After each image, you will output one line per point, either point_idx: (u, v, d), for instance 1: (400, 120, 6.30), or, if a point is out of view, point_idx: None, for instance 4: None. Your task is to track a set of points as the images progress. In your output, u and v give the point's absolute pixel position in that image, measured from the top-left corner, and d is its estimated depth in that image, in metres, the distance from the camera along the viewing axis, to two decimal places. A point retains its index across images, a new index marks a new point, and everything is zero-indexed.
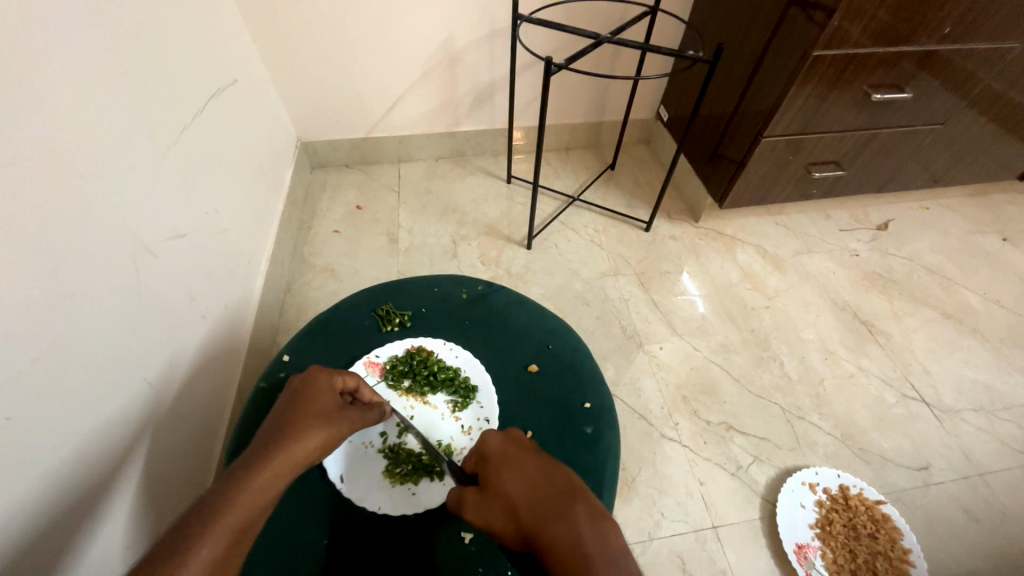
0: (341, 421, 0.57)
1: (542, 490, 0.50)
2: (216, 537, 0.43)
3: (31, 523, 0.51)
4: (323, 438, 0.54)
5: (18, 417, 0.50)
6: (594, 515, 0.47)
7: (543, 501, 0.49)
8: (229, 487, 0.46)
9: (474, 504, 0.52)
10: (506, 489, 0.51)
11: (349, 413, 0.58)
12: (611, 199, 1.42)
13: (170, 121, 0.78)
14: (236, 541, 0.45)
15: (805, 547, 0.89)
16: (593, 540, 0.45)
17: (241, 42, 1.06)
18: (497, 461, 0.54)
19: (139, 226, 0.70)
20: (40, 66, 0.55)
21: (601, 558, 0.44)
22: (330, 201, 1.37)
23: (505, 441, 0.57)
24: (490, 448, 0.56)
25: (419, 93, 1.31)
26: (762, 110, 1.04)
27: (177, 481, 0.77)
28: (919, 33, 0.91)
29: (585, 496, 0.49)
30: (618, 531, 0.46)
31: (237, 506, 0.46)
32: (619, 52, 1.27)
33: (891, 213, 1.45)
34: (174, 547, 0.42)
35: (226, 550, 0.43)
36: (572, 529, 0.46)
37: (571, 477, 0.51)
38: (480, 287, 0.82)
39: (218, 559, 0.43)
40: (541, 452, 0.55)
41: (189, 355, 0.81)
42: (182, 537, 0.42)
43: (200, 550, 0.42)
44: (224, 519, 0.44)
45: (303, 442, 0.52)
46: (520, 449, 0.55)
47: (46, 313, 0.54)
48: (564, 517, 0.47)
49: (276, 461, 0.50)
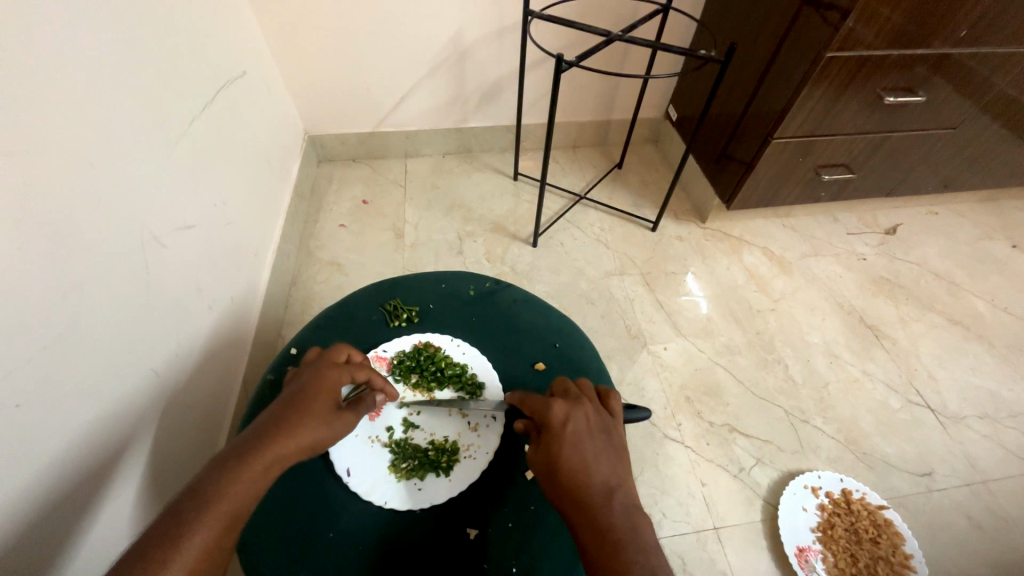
0: (337, 424, 0.55)
1: (589, 473, 0.52)
2: (206, 528, 0.44)
3: (35, 513, 0.51)
4: (313, 438, 0.53)
5: (28, 405, 0.50)
6: (632, 512, 0.50)
7: (590, 483, 0.51)
8: (221, 476, 0.47)
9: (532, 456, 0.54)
10: (558, 462, 0.52)
11: (348, 415, 0.57)
12: (618, 198, 1.41)
13: (179, 111, 0.77)
14: (227, 529, 0.45)
15: (806, 550, 0.89)
16: (627, 533, 0.48)
17: (251, 34, 1.06)
18: (558, 427, 0.54)
19: (147, 217, 0.69)
20: (49, 55, 0.55)
21: (634, 549, 0.47)
22: (337, 195, 1.37)
23: (570, 408, 0.56)
24: (553, 413, 0.55)
25: (427, 87, 1.30)
26: (772, 112, 1.04)
27: (181, 471, 0.77)
28: (933, 36, 0.90)
29: (626, 492, 0.51)
30: (651, 528, 0.49)
31: (230, 496, 0.46)
32: (628, 50, 1.26)
33: (899, 218, 1.45)
34: (169, 535, 0.43)
35: (217, 538, 0.44)
36: (610, 519, 0.49)
37: (621, 467, 0.53)
38: (488, 284, 0.81)
39: (212, 546, 0.44)
40: (603, 427, 0.55)
41: (196, 346, 0.81)
42: (175, 526, 0.43)
43: (191, 538, 0.43)
44: (215, 507, 0.45)
45: (294, 435, 0.51)
46: (582, 422, 0.55)
47: (55, 302, 0.54)
48: (604, 507, 0.49)
49: (265, 452, 0.49)
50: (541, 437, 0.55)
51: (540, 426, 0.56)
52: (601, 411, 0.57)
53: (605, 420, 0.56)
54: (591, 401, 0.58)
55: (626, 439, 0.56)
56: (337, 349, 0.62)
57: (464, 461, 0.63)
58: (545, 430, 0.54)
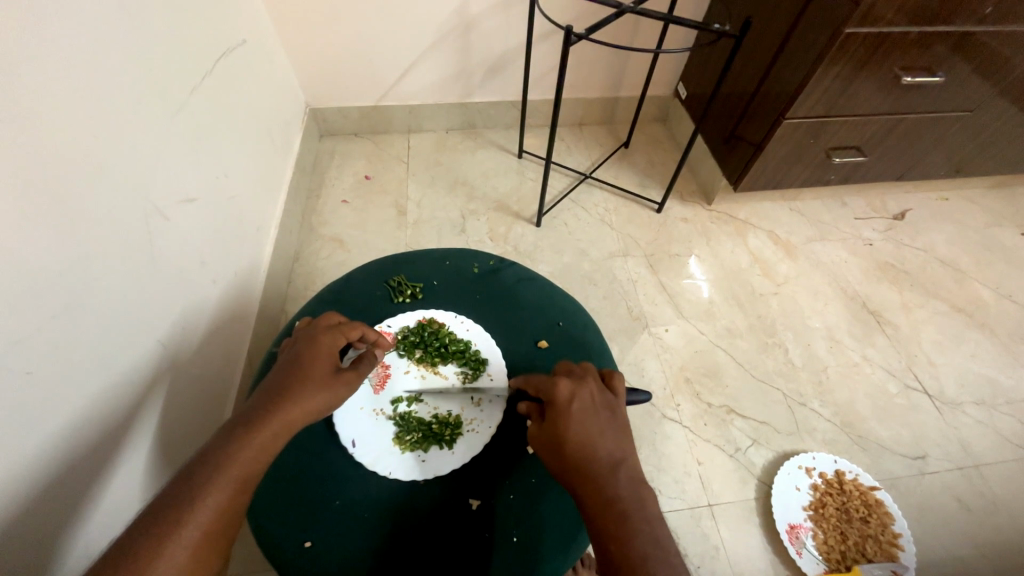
0: (337, 384, 0.56)
1: (595, 448, 0.52)
2: (219, 489, 0.45)
3: (47, 478, 0.52)
4: (321, 401, 0.54)
5: (38, 372, 0.51)
6: (636, 483, 0.51)
7: (595, 457, 0.52)
8: (230, 442, 0.48)
9: (538, 432, 0.55)
10: (563, 438, 0.53)
11: (349, 374, 0.57)
12: (624, 177, 1.39)
13: (180, 82, 0.76)
14: (238, 492, 0.47)
15: (797, 527, 0.91)
16: (632, 503, 0.49)
17: (252, 1, 1.03)
18: (563, 405, 0.55)
19: (150, 188, 0.69)
20: (49, 24, 0.53)
21: (639, 518, 0.48)
22: (339, 170, 1.35)
23: (575, 386, 0.57)
24: (558, 390, 0.56)
25: (431, 60, 1.27)
26: (785, 90, 1.01)
27: (189, 439, 0.79)
28: (956, 14, 0.87)
29: (631, 464, 0.52)
30: (655, 498, 0.50)
31: (241, 459, 0.47)
32: (639, 23, 1.22)
33: (908, 203, 1.43)
34: (181, 498, 0.44)
35: (229, 501, 0.46)
36: (616, 491, 0.50)
37: (625, 441, 0.54)
38: (492, 262, 0.81)
39: (224, 508, 0.45)
40: (607, 403, 0.56)
41: (201, 319, 0.82)
42: (188, 487, 0.45)
43: (204, 499, 0.44)
44: (225, 472, 0.46)
45: (295, 401, 0.52)
46: (587, 399, 0.56)
47: (60, 273, 0.54)
48: (609, 479, 0.50)
49: (273, 419, 0.51)
50: (546, 414, 0.56)
51: (545, 403, 0.57)
52: (605, 389, 0.58)
53: (608, 397, 0.57)
54: (595, 379, 0.59)
55: (629, 416, 0.56)
56: (326, 314, 0.62)
57: (467, 435, 0.64)
58: (550, 407, 0.55)
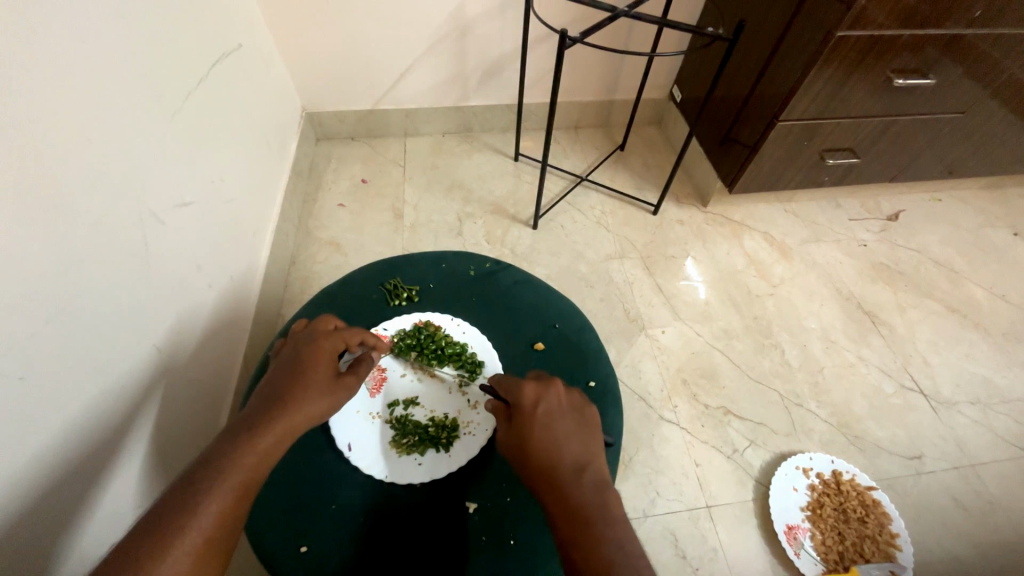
0: (340, 390, 0.56)
1: (561, 451, 0.53)
2: (221, 495, 0.45)
3: (42, 485, 0.52)
4: (322, 406, 0.55)
5: (31, 378, 0.50)
6: (601, 485, 0.51)
7: (560, 460, 0.52)
8: (232, 447, 0.48)
9: (503, 437, 0.55)
10: (529, 441, 0.53)
11: (350, 380, 0.58)
12: (620, 180, 1.40)
13: (175, 86, 0.76)
14: (240, 498, 0.47)
15: (795, 528, 0.91)
16: (595, 505, 0.49)
17: (248, 7, 1.03)
18: (529, 409, 0.56)
19: (146, 192, 0.69)
20: (44, 30, 0.53)
21: (602, 520, 0.48)
22: (335, 173, 1.36)
23: (541, 390, 0.58)
24: (524, 394, 0.57)
25: (427, 64, 1.27)
26: (778, 92, 1.02)
27: (185, 445, 0.78)
28: (946, 17, 0.88)
29: (596, 466, 0.53)
30: (619, 500, 0.50)
31: (244, 464, 0.47)
32: (634, 27, 1.23)
33: (902, 205, 1.44)
34: (183, 503, 0.44)
35: (232, 507, 0.46)
36: (581, 493, 0.50)
37: (591, 443, 0.55)
38: (489, 264, 0.81)
39: (226, 514, 0.45)
40: (573, 406, 0.57)
41: (197, 323, 0.81)
42: (190, 493, 0.44)
43: (206, 505, 0.44)
44: (227, 477, 0.46)
45: (299, 407, 0.53)
46: (553, 403, 0.57)
47: (53, 278, 0.54)
48: (573, 481, 0.51)
49: (275, 424, 0.51)
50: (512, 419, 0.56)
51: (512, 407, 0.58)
52: (571, 391, 0.59)
53: (575, 400, 0.58)
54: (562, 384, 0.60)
55: (597, 418, 0.57)
56: (325, 317, 0.62)
57: (464, 437, 0.64)
58: (515, 411, 0.55)
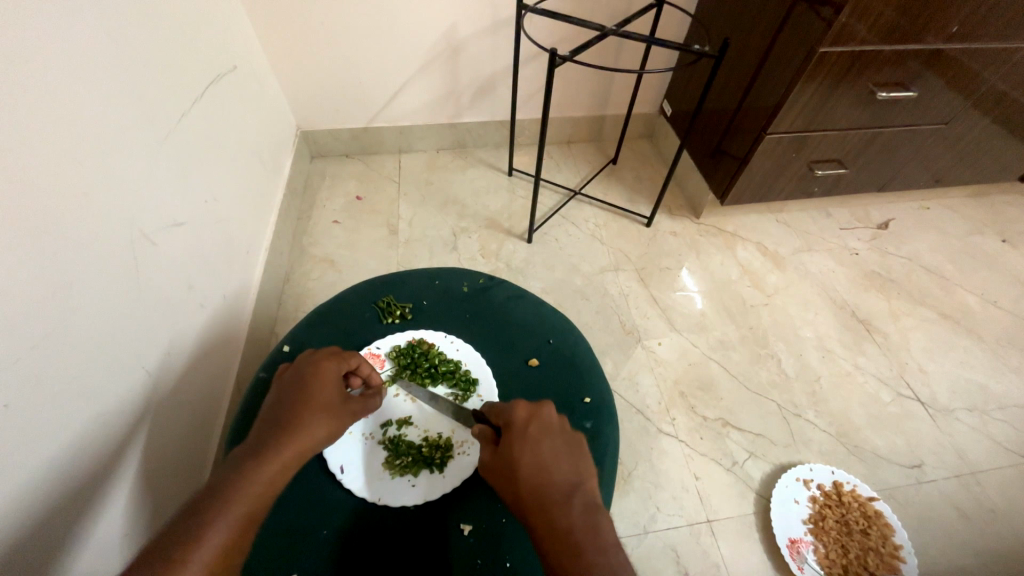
0: (344, 412, 0.57)
1: (551, 472, 0.52)
2: (226, 526, 0.45)
3: (29, 514, 0.51)
4: (327, 430, 0.55)
5: (17, 405, 0.49)
6: (592, 509, 0.49)
7: (550, 482, 0.51)
8: (239, 475, 0.48)
9: (490, 459, 0.55)
10: (518, 462, 0.52)
11: (352, 405, 0.58)
12: (612, 194, 1.41)
13: (167, 107, 0.77)
14: (244, 529, 0.46)
15: (798, 542, 0.90)
16: (587, 531, 0.47)
17: (242, 29, 1.05)
18: (519, 427, 0.55)
19: (137, 214, 0.69)
20: (36, 55, 0.54)
21: (594, 548, 0.46)
22: (330, 191, 1.36)
23: (533, 410, 0.57)
24: (516, 413, 0.57)
25: (420, 82, 1.29)
26: (766, 107, 1.04)
27: (176, 471, 0.77)
28: (926, 31, 0.90)
29: (587, 490, 0.51)
30: (611, 526, 0.48)
31: (250, 494, 0.47)
32: (622, 45, 1.25)
33: (892, 213, 1.45)
34: (188, 534, 0.43)
35: (236, 538, 0.45)
36: (570, 518, 0.48)
37: (582, 466, 0.54)
38: (482, 280, 0.81)
39: (231, 544, 0.44)
40: (564, 428, 0.57)
41: (187, 344, 0.80)
42: (194, 524, 0.44)
43: (211, 535, 0.43)
44: (233, 506, 0.46)
45: (305, 432, 0.53)
46: (545, 422, 0.56)
47: (42, 302, 0.53)
48: (563, 505, 0.49)
49: (284, 450, 0.51)
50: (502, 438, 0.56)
51: (502, 428, 0.57)
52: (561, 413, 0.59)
53: (565, 423, 0.58)
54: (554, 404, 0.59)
55: (586, 441, 0.57)
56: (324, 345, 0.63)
57: (458, 457, 0.64)
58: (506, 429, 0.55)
